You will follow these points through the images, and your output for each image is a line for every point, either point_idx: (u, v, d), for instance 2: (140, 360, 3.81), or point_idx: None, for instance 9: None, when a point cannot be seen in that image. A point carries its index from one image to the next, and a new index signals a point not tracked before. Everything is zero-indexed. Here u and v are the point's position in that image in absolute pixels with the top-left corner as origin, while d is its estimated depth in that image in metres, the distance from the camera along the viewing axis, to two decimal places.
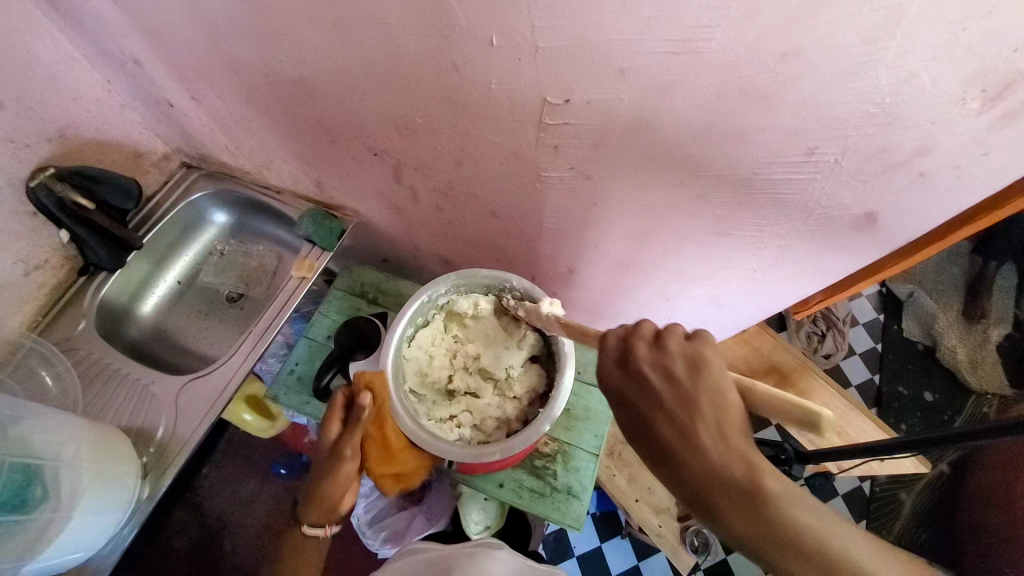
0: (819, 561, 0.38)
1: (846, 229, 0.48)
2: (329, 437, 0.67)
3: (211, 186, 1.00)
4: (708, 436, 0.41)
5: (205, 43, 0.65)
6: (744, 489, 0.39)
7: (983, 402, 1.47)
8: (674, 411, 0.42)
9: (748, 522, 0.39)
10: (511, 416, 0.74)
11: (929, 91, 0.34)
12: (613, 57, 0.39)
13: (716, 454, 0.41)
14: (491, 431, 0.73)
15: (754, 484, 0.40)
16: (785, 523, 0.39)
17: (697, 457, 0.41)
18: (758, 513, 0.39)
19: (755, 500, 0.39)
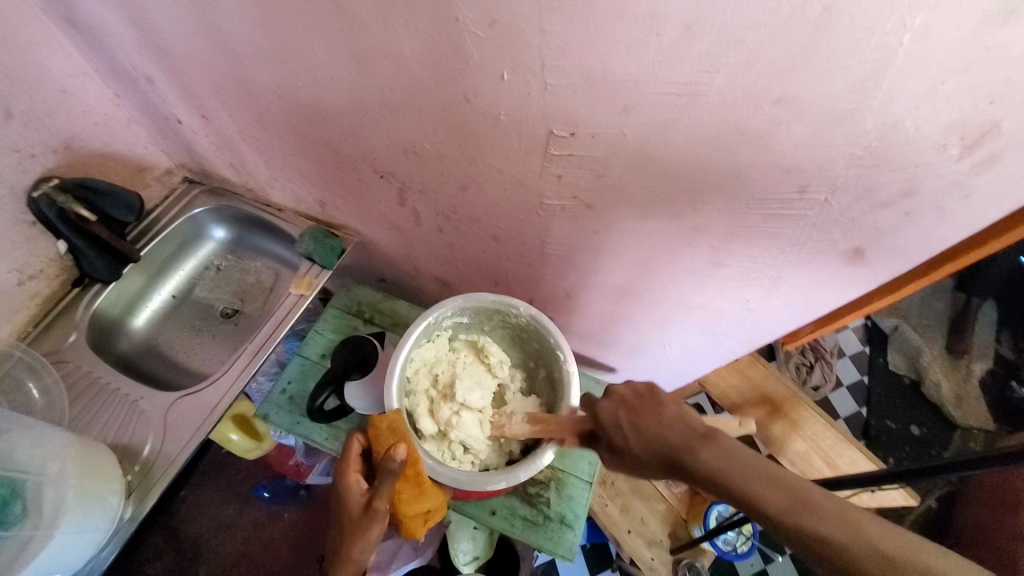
0: (788, 488, 0.43)
1: (835, 264, 0.50)
2: (357, 491, 0.62)
3: (213, 201, 1.01)
4: (666, 411, 0.50)
5: (220, 66, 0.67)
6: (701, 438, 0.47)
7: (969, 436, 1.49)
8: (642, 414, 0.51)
9: (719, 463, 0.45)
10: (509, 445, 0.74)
11: (913, 137, 0.36)
12: (619, 94, 0.41)
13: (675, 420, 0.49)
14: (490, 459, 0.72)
15: (708, 435, 0.47)
16: (745, 460, 0.45)
17: (696, 446, 0.47)
18: (721, 453, 0.46)
19: (712, 445, 0.47)
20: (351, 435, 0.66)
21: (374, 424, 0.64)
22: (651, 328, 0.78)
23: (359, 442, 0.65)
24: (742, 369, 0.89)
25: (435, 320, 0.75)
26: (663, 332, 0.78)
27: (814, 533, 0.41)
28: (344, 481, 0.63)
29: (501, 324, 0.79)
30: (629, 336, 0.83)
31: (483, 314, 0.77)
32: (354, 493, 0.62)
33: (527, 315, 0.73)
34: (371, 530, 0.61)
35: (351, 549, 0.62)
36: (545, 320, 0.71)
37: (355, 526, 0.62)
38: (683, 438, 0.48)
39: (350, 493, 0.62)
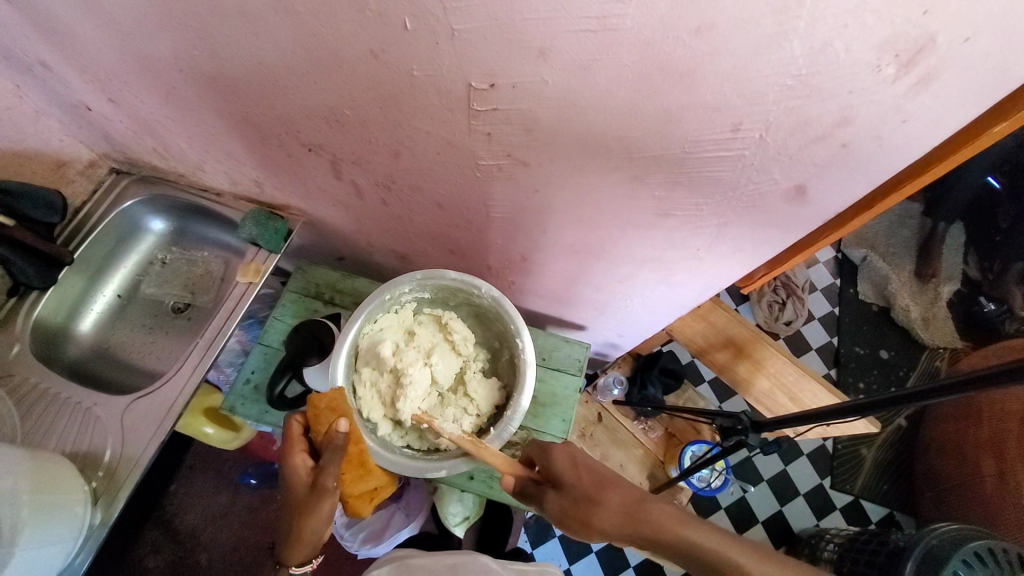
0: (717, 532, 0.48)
1: (781, 204, 0.48)
2: (303, 472, 0.60)
3: (144, 191, 0.95)
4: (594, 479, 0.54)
5: (113, 41, 0.60)
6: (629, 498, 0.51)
7: (936, 355, 1.56)
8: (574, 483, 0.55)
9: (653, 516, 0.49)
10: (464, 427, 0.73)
11: (843, 60, 0.33)
12: (530, 38, 0.37)
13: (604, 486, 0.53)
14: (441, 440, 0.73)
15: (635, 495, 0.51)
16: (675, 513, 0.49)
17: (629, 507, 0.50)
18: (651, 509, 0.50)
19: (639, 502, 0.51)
20: (291, 416, 0.64)
21: (313, 404, 0.63)
22: (611, 284, 0.76)
23: (300, 424, 0.64)
24: (704, 315, 0.89)
25: (394, 295, 0.73)
26: (624, 288, 0.76)
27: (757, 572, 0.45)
28: (288, 462, 0.61)
29: (463, 299, 0.77)
30: (590, 294, 0.82)
31: (442, 289, 0.75)
32: (300, 473, 0.61)
33: (489, 296, 0.71)
34: (318, 510, 0.61)
35: (300, 528, 0.62)
36: (508, 305, 0.69)
37: (302, 506, 0.61)
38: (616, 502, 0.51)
39: (295, 474, 0.61)
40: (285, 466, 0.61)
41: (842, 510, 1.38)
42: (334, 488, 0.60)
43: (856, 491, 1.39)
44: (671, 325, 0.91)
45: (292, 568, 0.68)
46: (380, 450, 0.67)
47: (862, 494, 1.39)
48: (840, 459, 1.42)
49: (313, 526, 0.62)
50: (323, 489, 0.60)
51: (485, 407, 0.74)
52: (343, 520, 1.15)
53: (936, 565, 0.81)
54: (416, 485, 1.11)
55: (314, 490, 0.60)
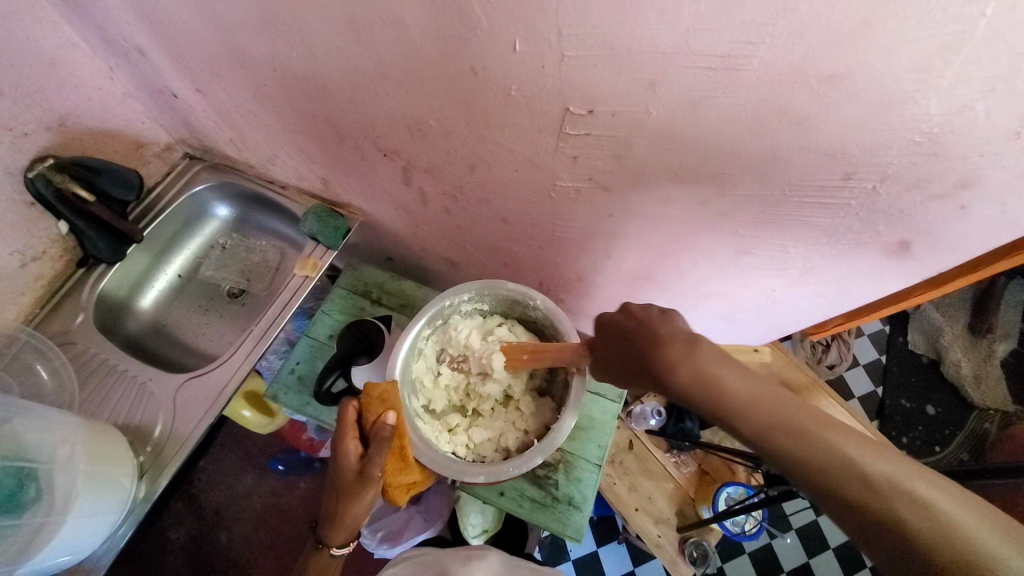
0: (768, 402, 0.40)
1: (875, 255, 0.46)
2: (350, 459, 0.61)
3: (214, 178, 0.98)
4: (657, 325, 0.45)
5: (213, 35, 0.62)
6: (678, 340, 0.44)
7: (986, 417, 1.45)
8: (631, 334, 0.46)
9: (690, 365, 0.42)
10: (510, 442, 0.70)
11: (983, 123, 0.31)
12: (644, 70, 0.37)
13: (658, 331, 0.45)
14: (486, 453, 0.70)
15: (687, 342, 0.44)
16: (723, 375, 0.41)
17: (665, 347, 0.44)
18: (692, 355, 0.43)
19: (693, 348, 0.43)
20: (344, 402, 0.64)
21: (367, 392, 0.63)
22: None
23: (355, 409, 0.64)
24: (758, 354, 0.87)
25: (452, 304, 0.73)
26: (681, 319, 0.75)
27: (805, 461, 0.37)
28: (338, 447, 0.62)
29: (519, 315, 0.77)
30: None
31: (502, 303, 0.75)
32: (348, 460, 0.61)
33: (542, 308, 0.70)
34: (361, 497, 0.61)
35: (342, 512, 0.63)
36: (563, 317, 0.69)
37: (346, 491, 0.62)
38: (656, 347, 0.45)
39: (344, 459, 0.61)
40: (336, 449, 0.62)
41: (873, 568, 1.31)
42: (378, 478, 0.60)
43: None
44: None
45: (333, 550, 0.68)
46: (423, 446, 0.65)
47: None
48: None
49: (355, 512, 0.63)
50: (369, 479, 0.60)
51: (533, 424, 0.71)
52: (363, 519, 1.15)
53: None
54: (438, 491, 1.11)
55: (360, 477, 0.61)
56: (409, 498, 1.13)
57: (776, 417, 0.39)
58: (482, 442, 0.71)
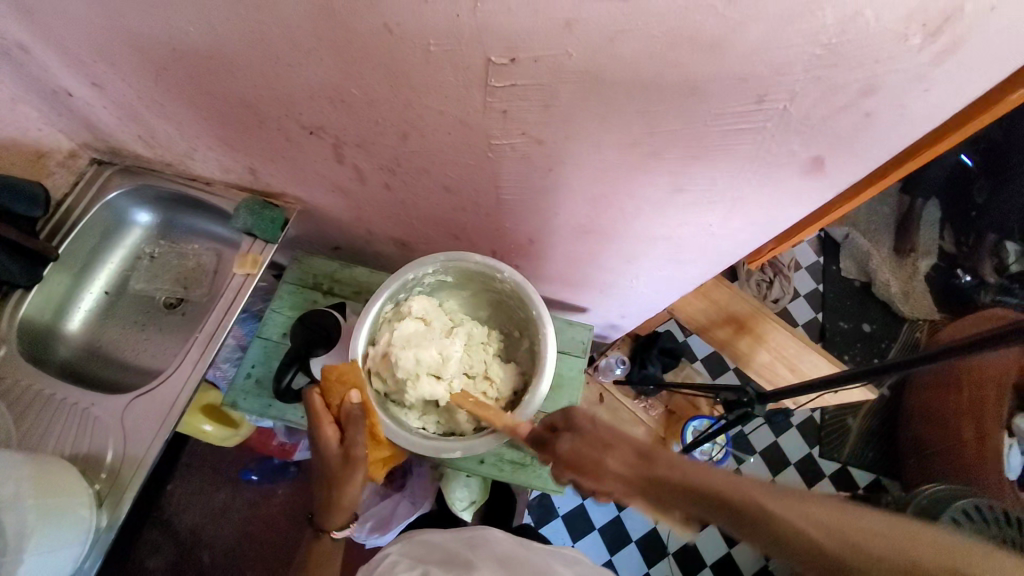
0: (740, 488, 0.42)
1: (796, 177, 0.49)
2: (331, 445, 0.61)
3: (128, 182, 0.91)
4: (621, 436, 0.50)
5: (98, 20, 0.57)
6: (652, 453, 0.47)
7: (915, 326, 1.60)
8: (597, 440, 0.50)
9: (671, 470, 0.45)
10: None
11: (873, 28, 0.33)
12: (558, 8, 0.37)
13: (629, 441, 0.49)
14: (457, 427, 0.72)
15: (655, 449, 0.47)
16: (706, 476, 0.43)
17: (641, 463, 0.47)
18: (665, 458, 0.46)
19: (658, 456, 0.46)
20: (308, 390, 0.63)
21: (325, 376, 0.64)
22: (618, 265, 0.77)
23: (319, 396, 0.63)
24: (708, 293, 0.90)
25: (415, 277, 0.72)
26: (632, 268, 0.77)
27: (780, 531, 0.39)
28: (317, 436, 0.62)
29: (484, 286, 0.76)
30: (596, 275, 0.82)
31: (467, 275, 0.74)
32: (330, 445, 0.61)
33: (511, 281, 0.70)
34: (352, 478, 0.61)
35: (336, 499, 0.63)
36: (531, 290, 0.68)
37: (334, 478, 0.61)
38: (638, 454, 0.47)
39: (326, 446, 0.61)
40: (315, 439, 0.62)
41: (831, 477, 1.43)
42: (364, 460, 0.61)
43: (843, 459, 1.45)
44: (673, 303, 0.91)
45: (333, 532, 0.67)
46: (392, 426, 0.66)
47: (849, 461, 1.44)
48: (827, 429, 1.47)
49: (350, 497, 0.62)
50: (355, 459, 0.61)
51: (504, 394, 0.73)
52: None
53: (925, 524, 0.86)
54: (420, 472, 1.11)
55: (344, 463, 0.61)
56: (393, 485, 1.15)
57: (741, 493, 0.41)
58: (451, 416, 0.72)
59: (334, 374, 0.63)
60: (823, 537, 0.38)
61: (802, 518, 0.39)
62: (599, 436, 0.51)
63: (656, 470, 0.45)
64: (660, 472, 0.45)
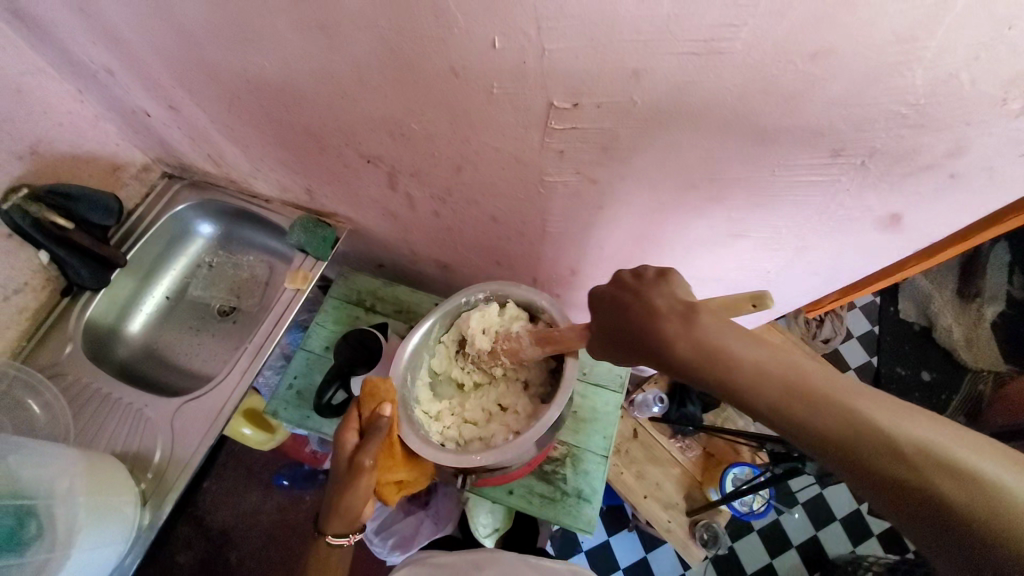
0: (766, 382, 0.35)
1: (867, 231, 0.46)
2: (346, 449, 0.64)
3: (194, 196, 0.96)
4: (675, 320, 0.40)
5: (181, 50, 0.61)
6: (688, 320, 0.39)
7: (980, 379, 1.45)
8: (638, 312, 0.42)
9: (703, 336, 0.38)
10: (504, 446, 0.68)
11: (966, 91, 0.31)
12: (625, 58, 0.36)
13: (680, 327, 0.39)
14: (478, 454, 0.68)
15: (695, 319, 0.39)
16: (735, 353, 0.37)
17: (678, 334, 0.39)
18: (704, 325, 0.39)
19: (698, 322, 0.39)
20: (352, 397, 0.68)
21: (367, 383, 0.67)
22: None
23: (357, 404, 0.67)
24: None
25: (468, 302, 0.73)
26: None
27: (814, 425, 0.33)
28: (340, 436, 0.65)
29: None
30: None
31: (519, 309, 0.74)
32: (345, 448, 0.64)
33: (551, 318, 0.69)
34: (353, 487, 0.62)
35: (336, 505, 0.63)
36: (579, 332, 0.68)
37: (340, 481, 0.63)
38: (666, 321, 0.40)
39: (342, 447, 0.64)
40: (336, 439, 0.65)
41: (879, 537, 1.33)
42: (367, 469, 0.62)
43: None
44: None
45: (331, 539, 0.66)
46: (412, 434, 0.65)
47: None
48: None
49: (347, 503, 0.63)
50: (359, 467, 0.62)
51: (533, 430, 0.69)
52: (374, 526, 1.15)
53: None
54: (445, 494, 1.11)
55: (349, 468, 0.63)
56: (418, 502, 1.13)
57: (781, 379, 0.35)
58: (475, 441, 0.69)
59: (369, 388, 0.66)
60: (833, 427, 0.32)
61: (821, 406, 0.33)
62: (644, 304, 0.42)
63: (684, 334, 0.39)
64: (688, 338, 0.39)
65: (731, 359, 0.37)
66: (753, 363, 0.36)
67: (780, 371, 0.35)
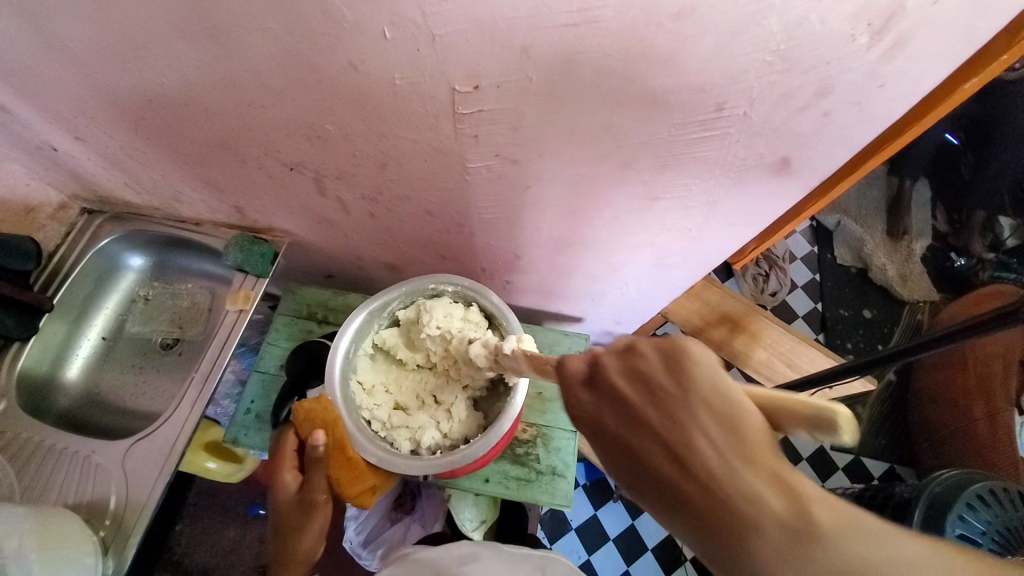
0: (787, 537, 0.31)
1: (768, 177, 0.49)
2: (291, 487, 0.65)
3: (119, 229, 0.92)
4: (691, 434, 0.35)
5: (72, 75, 0.58)
6: (708, 456, 0.34)
7: (917, 309, 1.57)
8: (640, 429, 0.37)
9: (711, 451, 0.34)
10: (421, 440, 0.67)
11: (818, 32, 0.34)
12: (513, 36, 0.38)
13: (691, 443, 0.35)
14: (396, 438, 0.67)
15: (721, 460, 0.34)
16: (742, 488, 0.32)
17: (681, 471, 0.34)
18: (731, 444, 0.34)
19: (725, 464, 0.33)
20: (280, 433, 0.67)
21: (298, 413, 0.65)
22: (607, 273, 0.77)
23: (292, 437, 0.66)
24: (698, 294, 0.90)
25: (435, 289, 0.72)
26: (621, 275, 0.77)
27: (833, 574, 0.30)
28: (280, 477, 0.66)
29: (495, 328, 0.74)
30: (587, 284, 0.82)
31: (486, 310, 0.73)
32: (291, 486, 0.65)
33: (515, 335, 0.69)
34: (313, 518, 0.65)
35: (305, 533, 0.66)
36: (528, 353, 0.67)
37: (299, 517, 0.65)
38: (669, 441, 0.35)
39: (286, 487, 0.65)
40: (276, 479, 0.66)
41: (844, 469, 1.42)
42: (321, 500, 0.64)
43: None
44: (666, 307, 0.92)
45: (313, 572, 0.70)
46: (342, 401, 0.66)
47: None
48: None
49: (313, 532, 0.66)
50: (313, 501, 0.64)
51: (455, 436, 0.68)
52: (360, 540, 1.13)
53: (939, 511, 0.85)
54: (429, 495, 1.10)
55: (305, 503, 0.65)
56: (404, 508, 1.13)
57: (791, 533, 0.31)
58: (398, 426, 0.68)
59: (302, 415, 0.65)
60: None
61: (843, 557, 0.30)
62: (650, 418, 0.36)
63: (694, 465, 0.34)
64: (694, 479, 0.34)
65: (752, 508, 0.32)
66: (714, 468, 0.33)
67: (736, 465, 0.33)
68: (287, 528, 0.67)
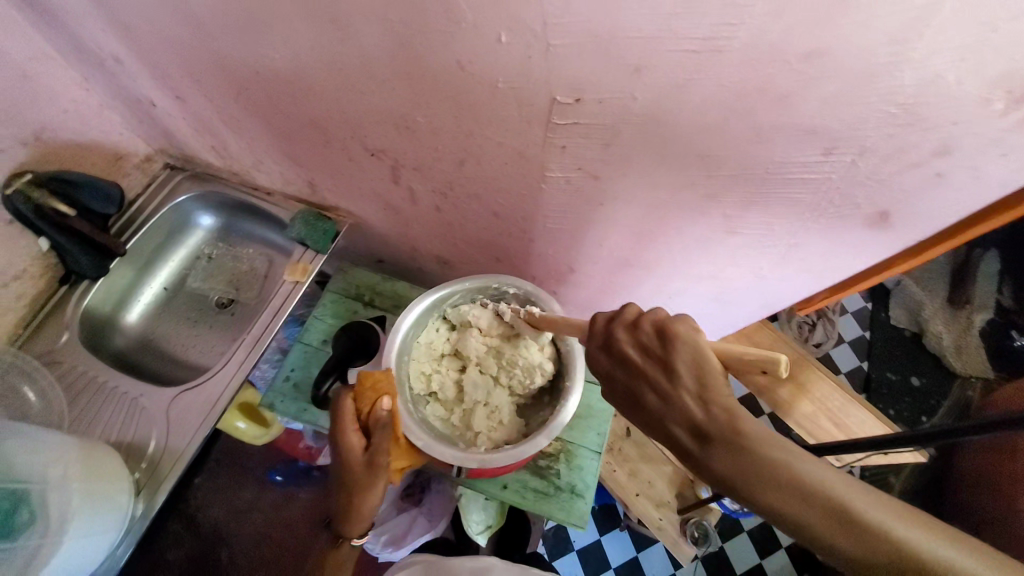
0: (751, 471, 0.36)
1: (858, 228, 0.48)
2: (353, 450, 0.61)
3: (197, 188, 0.96)
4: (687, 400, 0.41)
5: (187, 37, 0.61)
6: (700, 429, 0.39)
7: (968, 385, 1.48)
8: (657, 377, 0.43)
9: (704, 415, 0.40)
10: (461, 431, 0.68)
11: (952, 92, 0.33)
12: (627, 55, 0.38)
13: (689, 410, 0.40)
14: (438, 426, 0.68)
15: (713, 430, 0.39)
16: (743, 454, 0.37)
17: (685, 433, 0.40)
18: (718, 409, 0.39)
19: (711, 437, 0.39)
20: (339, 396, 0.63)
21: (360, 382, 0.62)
22: (660, 300, 0.76)
23: (352, 402, 0.63)
24: (749, 335, 0.89)
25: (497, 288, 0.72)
26: (674, 303, 0.76)
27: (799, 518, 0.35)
28: (341, 440, 0.61)
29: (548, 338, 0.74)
30: None
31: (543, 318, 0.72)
32: (354, 452, 0.61)
33: (569, 349, 0.68)
34: (374, 487, 0.62)
35: (358, 504, 0.63)
36: (579, 370, 0.66)
37: (358, 484, 0.62)
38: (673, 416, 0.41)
39: (349, 451, 0.61)
40: (338, 443, 0.62)
41: None
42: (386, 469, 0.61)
43: None
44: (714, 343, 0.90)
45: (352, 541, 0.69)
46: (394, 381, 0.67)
47: None
48: None
49: (368, 503, 0.63)
50: (378, 467, 0.61)
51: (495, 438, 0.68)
52: None
53: None
54: (439, 490, 1.11)
55: (368, 470, 0.61)
56: (412, 499, 1.13)
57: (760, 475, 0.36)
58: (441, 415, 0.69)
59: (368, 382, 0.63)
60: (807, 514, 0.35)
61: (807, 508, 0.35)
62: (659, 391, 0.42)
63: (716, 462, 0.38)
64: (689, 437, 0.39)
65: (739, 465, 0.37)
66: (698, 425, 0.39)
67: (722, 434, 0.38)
68: (348, 493, 0.63)
